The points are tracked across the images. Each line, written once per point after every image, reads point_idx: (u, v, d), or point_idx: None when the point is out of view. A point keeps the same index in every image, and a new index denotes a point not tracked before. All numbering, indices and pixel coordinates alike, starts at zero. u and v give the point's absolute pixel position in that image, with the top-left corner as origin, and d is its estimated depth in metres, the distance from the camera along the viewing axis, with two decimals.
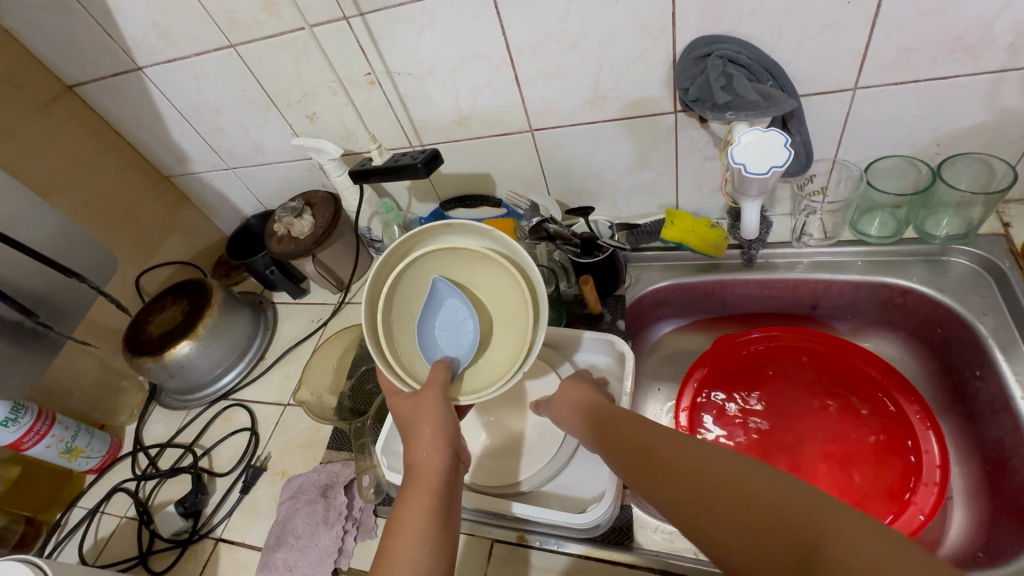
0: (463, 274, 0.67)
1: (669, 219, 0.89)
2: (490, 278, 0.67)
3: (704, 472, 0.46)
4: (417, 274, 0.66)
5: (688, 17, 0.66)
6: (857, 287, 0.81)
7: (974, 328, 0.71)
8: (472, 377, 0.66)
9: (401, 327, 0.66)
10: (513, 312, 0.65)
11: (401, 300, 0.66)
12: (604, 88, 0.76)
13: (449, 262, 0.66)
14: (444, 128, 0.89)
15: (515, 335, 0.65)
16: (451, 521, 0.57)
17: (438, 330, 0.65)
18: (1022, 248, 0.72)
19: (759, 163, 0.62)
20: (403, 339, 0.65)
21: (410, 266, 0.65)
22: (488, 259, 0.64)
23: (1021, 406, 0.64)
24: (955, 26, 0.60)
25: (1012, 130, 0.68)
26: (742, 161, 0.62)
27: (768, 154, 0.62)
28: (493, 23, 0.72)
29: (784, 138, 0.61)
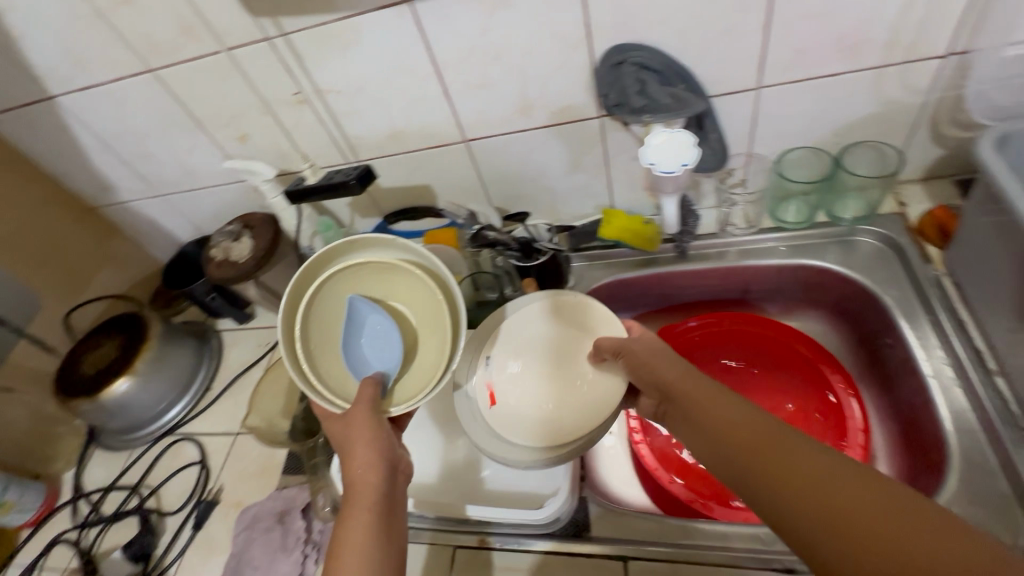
0: (381, 289, 0.68)
1: (606, 218, 0.94)
2: (406, 288, 0.69)
3: (814, 463, 0.41)
4: (331, 295, 0.67)
5: (601, 27, 0.69)
6: (782, 270, 0.87)
7: (881, 299, 0.78)
8: (403, 388, 0.65)
9: (324, 348, 0.65)
10: (434, 318, 0.67)
11: (321, 322, 0.66)
12: (531, 97, 0.79)
13: (364, 279, 0.67)
14: (380, 143, 0.89)
15: (438, 341, 0.66)
16: (394, 520, 0.57)
17: (362, 346, 0.66)
18: (917, 226, 0.80)
19: (669, 163, 0.70)
20: (327, 360, 0.65)
21: (325, 287, 0.66)
22: (403, 270, 0.67)
23: (926, 367, 0.70)
24: (837, 28, 0.66)
25: (898, 119, 0.75)
26: (653, 161, 0.71)
27: (677, 153, 0.70)
28: (418, 39, 0.73)
29: (690, 139, 0.70)
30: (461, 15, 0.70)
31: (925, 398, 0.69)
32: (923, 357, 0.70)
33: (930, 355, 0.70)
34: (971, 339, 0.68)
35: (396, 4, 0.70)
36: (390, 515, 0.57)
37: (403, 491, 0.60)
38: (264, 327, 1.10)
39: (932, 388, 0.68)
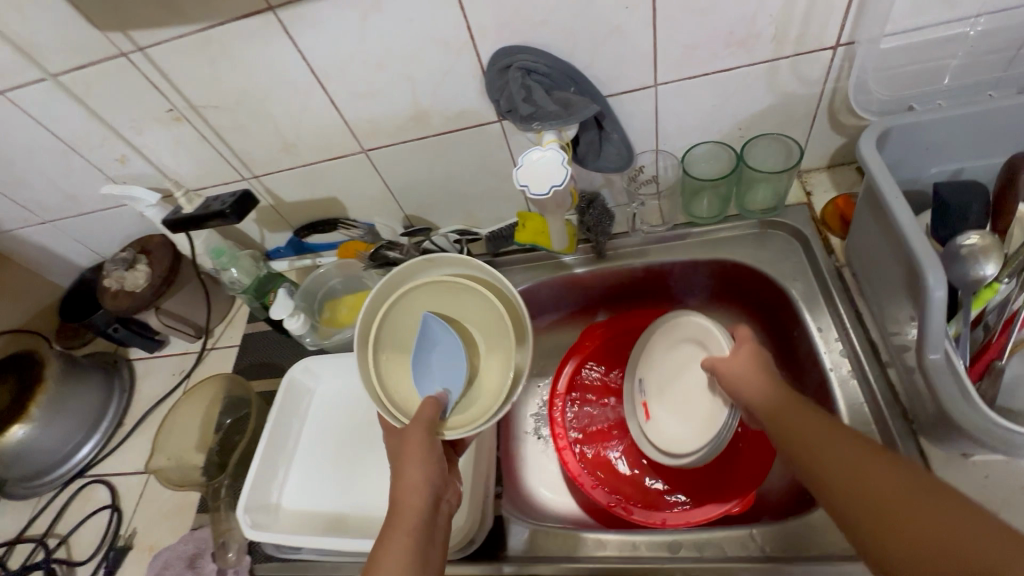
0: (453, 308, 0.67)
1: (521, 220, 0.88)
2: (475, 309, 0.67)
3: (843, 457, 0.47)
4: (406, 308, 0.67)
5: (484, 29, 0.65)
6: (697, 267, 0.87)
7: (786, 292, 0.78)
8: (462, 412, 0.63)
9: (393, 364, 0.65)
10: (496, 340, 0.64)
11: (392, 337, 0.66)
12: (424, 104, 0.75)
13: (441, 296, 0.67)
14: (273, 157, 0.84)
15: (498, 365, 0.63)
16: (431, 553, 0.55)
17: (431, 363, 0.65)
18: (822, 215, 0.79)
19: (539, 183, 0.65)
20: (395, 376, 0.65)
21: (400, 302, 0.66)
22: (474, 290, 0.65)
23: (825, 361, 0.71)
24: (725, 23, 0.64)
25: (796, 110, 0.75)
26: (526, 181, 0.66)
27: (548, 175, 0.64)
28: (290, 48, 0.68)
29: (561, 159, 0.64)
30: (332, 23, 0.65)
31: (825, 390, 0.70)
32: (824, 350, 0.72)
33: (830, 348, 0.72)
34: (865, 330, 0.69)
35: (258, 12, 0.64)
36: (429, 545, 0.56)
37: (445, 526, 0.58)
38: (178, 353, 1.04)
39: (831, 381, 0.69)
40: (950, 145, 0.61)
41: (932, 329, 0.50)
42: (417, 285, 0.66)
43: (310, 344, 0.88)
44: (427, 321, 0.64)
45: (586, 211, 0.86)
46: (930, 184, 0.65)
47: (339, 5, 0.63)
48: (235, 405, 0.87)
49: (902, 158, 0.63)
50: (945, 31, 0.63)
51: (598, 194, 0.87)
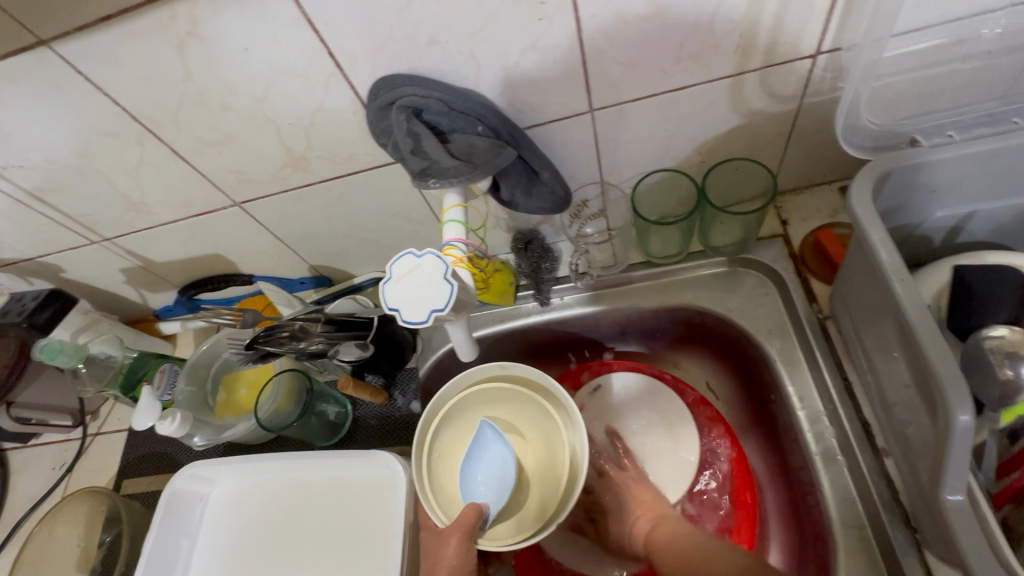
0: (512, 415, 0.62)
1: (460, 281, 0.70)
2: (535, 420, 0.61)
3: None
4: (469, 407, 0.62)
5: (353, 56, 0.48)
6: (657, 313, 0.73)
7: (762, 349, 0.66)
8: (503, 525, 0.57)
9: (446, 463, 0.60)
10: (553, 463, 0.58)
11: (448, 436, 0.61)
12: (297, 148, 0.58)
13: (503, 401, 0.62)
14: (121, 218, 0.66)
15: (549, 490, 0.57)
16: None
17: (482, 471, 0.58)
18: (800, 252, 0.66)
19: (417, 310, 0.45)
20: (442, 473, 0.59)
21: (464, 398, 0.61)
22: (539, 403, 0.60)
23: (809, 439, 0.59)
24: (672, 32, 0.48)
25: (767, 131, 0.60)
26: (396, 307, 0.45)
27: (424, 294, 0.45)
28: (92, 90, 0.50)
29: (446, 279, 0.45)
30: (141, 59, 0.47)
31: (810, 475, 0.59)
32: (808, 429, 0.60)
33: (814, 425, 0.60)
34: (856, 411, 0.57)
35: (27, 49, 0.46)
36: None
37: None
38: (59, 441, 0.86)
39: (817, 469, 0.58)
40: (960, 185, 0.48)
41: (952, 466, 0.38)
42: (481, 385, 0.62)
43: (201, 444, 0.71)
44: (486, 426, 0.59)
45: (525, 252, 0.72)
46: (932, 229, 0.52)
47: (140, 35, 0.45)
48: (119, 514, 0.71)
49: (901, 204, 0.49)
50: (955, 32, 0.48)
51: (538, 232, 0.72)
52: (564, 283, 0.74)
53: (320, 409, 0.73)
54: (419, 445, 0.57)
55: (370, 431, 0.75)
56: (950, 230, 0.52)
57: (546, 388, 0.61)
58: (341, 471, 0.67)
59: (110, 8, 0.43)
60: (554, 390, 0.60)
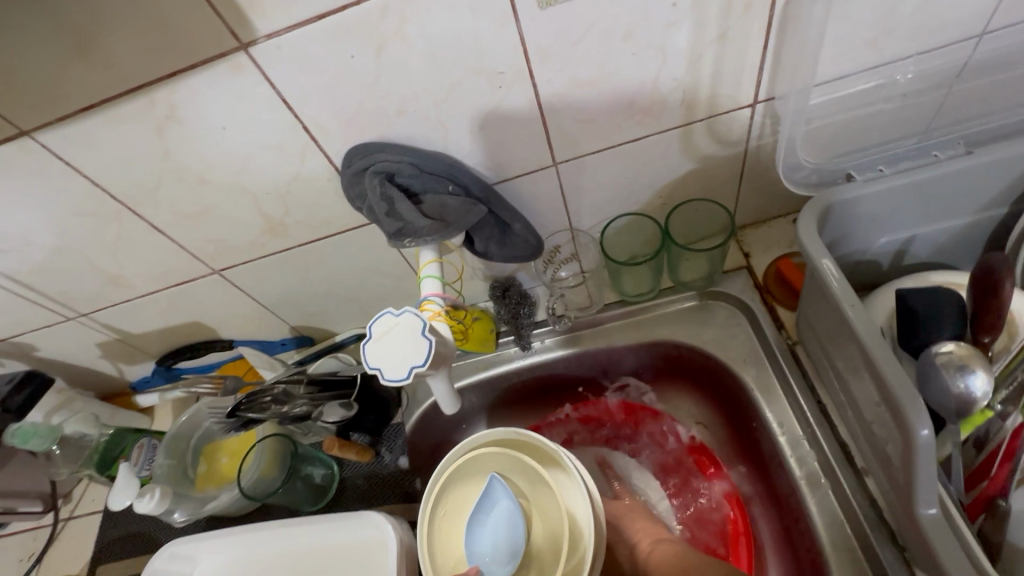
0: (531, 488, 0.57)
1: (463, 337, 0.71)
2: (548, 499, 0.56)
3: None
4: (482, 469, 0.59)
5: (327, 128, 0.51)
6: (637, 350, 0.75)
7: (739, 377, 0.68)
8: None
9: (448, 516, 0.58)
10: (555, 538, 0.55)
11: (460, 491, 0.59)
12: (275, 215, 0.60)
13: (515, 466, 0.58)
14: (99, 293, 0.66)
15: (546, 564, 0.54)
16: None
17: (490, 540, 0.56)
18: (765, 281, 0.69)
19: (397, 367, 0.46)
20: (449, 526, 0.57)
21: (477, 458, 0.58)
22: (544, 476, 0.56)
23: (793, 465, 0.61)
24: (622, 91, 0.53)
25: (720, 173, 0.64)
26: (375, 367, 0.46)
27: (404, 353, 0.46)
28: (70, 173, 0.51)
29: (423, 322, 0.47)
30: (119, 141, 0.49)
31: (798, 501, 0.60)
32: (790, 453, 0.61)
33: (796, 449, 0.61)
34: (833, 432, 0.59)
35: (8, 139, 0.48)
36: None
37: None
38: (27, 530, 0.81)
39: (803, 493, 0.59)
40: (898, 213, 0.52)
41: (923, 481, 0.39)
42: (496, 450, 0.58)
43: (181, 519, 0.69)
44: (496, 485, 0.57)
45: (503, 300, 0.74)
46: (879, 254, 0.56)
47: (121, 120, 0.47)
48: None
49: (845, 235, 0.53)
50: (874, 78, 0.54)
51: (514, 280, 0.75)
52: (542, 326, 0.75)
53: (307, 472, 0.72)
54: (423, 509, 0.55)
55: (359, 491, 0.73)
56: (896, 254, 0.56)
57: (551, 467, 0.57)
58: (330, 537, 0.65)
59: (92, 98, 0.45)
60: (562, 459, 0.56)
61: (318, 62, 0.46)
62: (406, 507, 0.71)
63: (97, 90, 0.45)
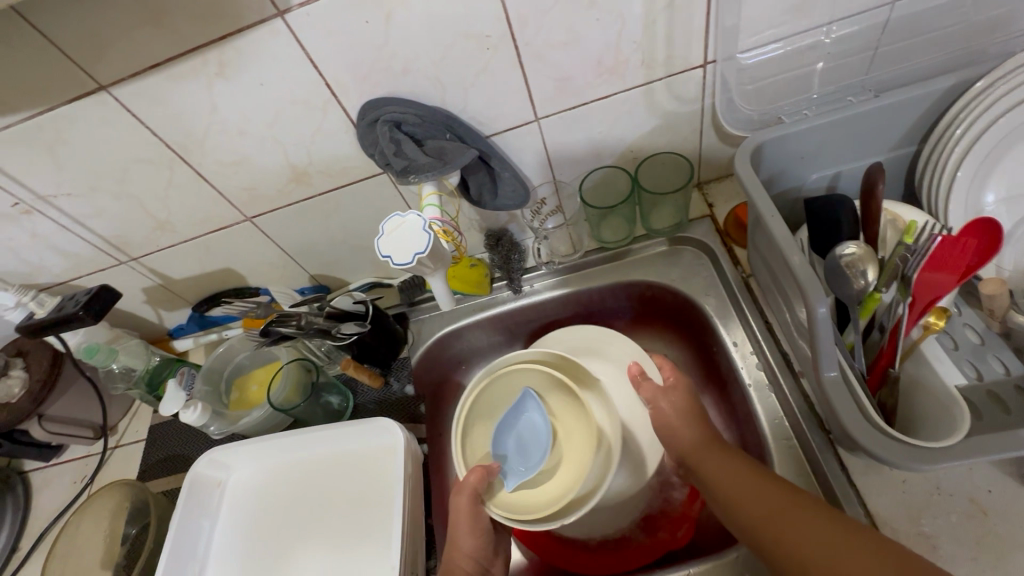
0: (562, 406, 0.61)
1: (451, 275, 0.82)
2: (574, 416, 0.60)
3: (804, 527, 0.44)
4: (516, 386, 0.63)
5: (345, 85, 0.62)
6: (615, 291, 0.85)
7: (701, 307, 0.78)
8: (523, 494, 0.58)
9: (480, 425, 0.62)
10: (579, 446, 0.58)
11: (494, 403, 0.63)
12: (300, 165, 0.71)
13: (551, 385, 0.62)
14: (149, 238, 0.78)
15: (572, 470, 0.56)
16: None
17: (518, 447, 0.60)
18: (724, 225, 0.79)
19: (404, 253, 0.58)
20: (480, 435, 0.62)
21: (516, 377, 0.63)
22: (579, 395, 0.60)
23: (744, 376, 0.70)
24: (591, 53, 0.63)
25: (681, 129, 0.74)
26: (387, 253, 0.58)
27: (410, 241, 0.58)
28: (135, 124, 0.63)
29: (424, 221, 0.59)
30: (175, 96, 0.60)
31: (747, 406, 0.70)
32: (741, 366, 0.71)
33: (747, 363, 0.71)
34: (777, 344, 0.68)
35: (89, 93, 0.59)
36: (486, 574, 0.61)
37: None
38: (80, 457, 0.92)
39: (751, 398, 0.68)
40: (822, 152, 0.62)
41: (822, 349, 0.49)
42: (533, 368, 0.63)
43: (216, 433, 0.80)
44: (532, 400, 0.61)
45: (496, 248, 0.84)
46: (812, 190, 0.66)
47: (179, 77, 0.58)
48: (144, 508, 0.77)
49: (780, 171, 0.63)
50: (804, 40, 0.64)
51: (505, 231, 0.85)
52: (532, 271, 0.86)
53: (325, 399, 0.81)
54: (459, 408, 0.60)
55: (370, 412, 0.83)
56: (826, 190, 0.66)
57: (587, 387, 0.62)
58: (348, 443, 0.75)
59: (158, 58, 0.56)
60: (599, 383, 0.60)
61: (339, 28, 0.56)
62: (412, 425, 0.81)
63: (163, 51, 0.56)
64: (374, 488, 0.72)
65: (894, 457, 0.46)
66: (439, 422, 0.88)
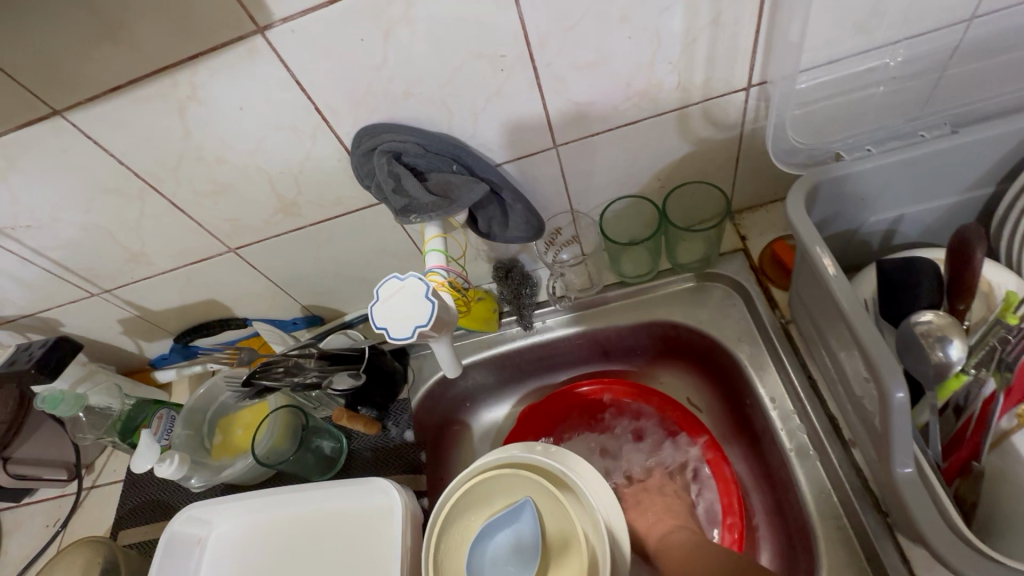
0: (548, 506, 0.52)
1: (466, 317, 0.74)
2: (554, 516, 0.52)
3: None
4: (489, 487, 0.54)
5: (338, 109, 0.54)
6: (635, 329, 0.78)
7: (733, 355, 0.70)
8: None
9: (453, 531, 0.53)
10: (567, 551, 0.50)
11: (467, 506, 0.53)
12: (288, 195, 0.63)
13: (526, 483, 0.53)
14: (122, 269, 0.70)
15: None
16: None
17: (497, 556, 0.51)
18: (760, 263, 0.71)
19: (401, 327, 0.50)
20: (453, 540, 0.52)
21: (498, 478, 0.53)
22: (558, 498, 0.51)
23: (783, 438, 0.63)
24: (620, 74, 0.55)
25: (716, 156, 0.66)
26: (381, 326, 0.51)
27: (408, 314, 0.51)
28: (97, 151, 0.55)
29: (427, 286, 0.51)
30: (142, 121, 0.53)
31: (787, 472, 0.62)
32: (781, 427, 0.63)
33: (786, 423, 0.63)
34: (823, 406, 0.60)
35: (42, 118, 0.51)
36: None
37: None
38: (54, 498, 0.86)
39: (792, 465, 0.61)
40: (885, 192, 0.54)
41: (897, 440, 0.41)
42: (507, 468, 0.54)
43: (198, 485, 0.72)
44: (522, 507, 0.52)
45: (505, 281, 0.76)
46: (869, 233, 0.58)
47: (145, 100, 0.51)
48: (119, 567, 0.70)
49: (835, 213, 0.55)
50: (865, 61, 0.55)
51: (516, 262, 0.77)
52: (545, 307, 0.78)
53: (317, 444, 0.74)
54: (432, 518, 0.51)
55: (367, 462, 0.76)
56: (885, 233, 0.58)
57: (559, 478, 0.54)
58: (339, 502, 0.68)
59: (119, 79, 0.49)
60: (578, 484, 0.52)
61: (330, 46, 0.48)
62: (412, 477, 0.73)
63: (125, 73, 0.48)
64: (367, 557, 0.65)
65: (961, 563, 0.40)
66: (440, 468, 0.80)
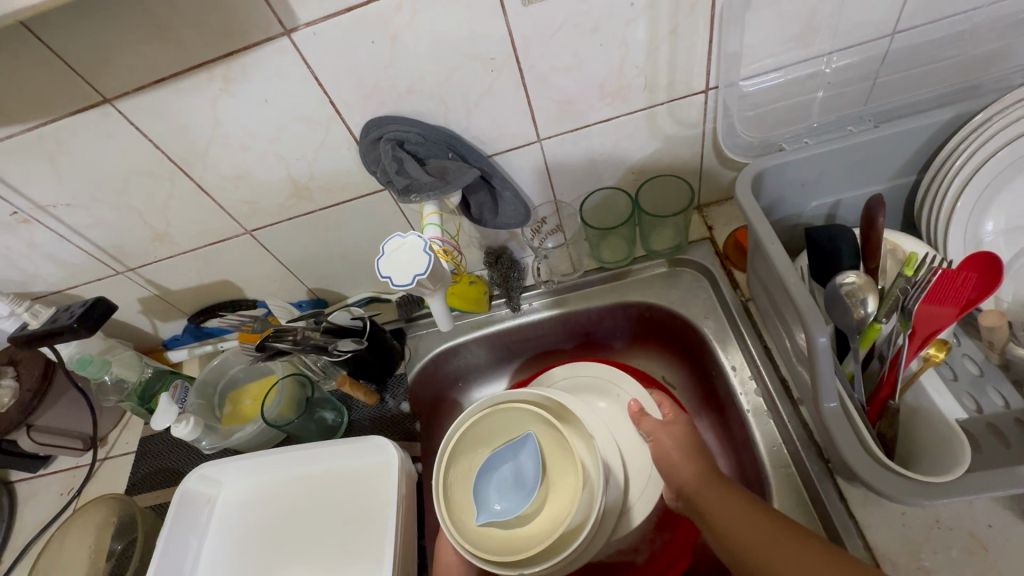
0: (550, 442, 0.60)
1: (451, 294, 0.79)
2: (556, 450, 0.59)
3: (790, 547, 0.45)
4: (496, 423, 0.62)
5: (349, 102, 0.62)
6: (613, 311, 0.85)
7: (700, 330, 0.78)
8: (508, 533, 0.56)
9: (461, 464, 0.60)
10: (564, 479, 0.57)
11: (475, 441, 0.61)
12: (301, 180, 0.71)
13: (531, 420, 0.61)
14: (147, 248, 0.77)
15: (563, 503, 0.56)
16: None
17: (499, 483, 0.58)
18: (724, 249, 0.79)
19: (404, 275, 0.58)
20: (459, 471, 0.60)
21: (504, 416, 0.62)
22: (563, 433, 0.59)
23: (743, 402, 0.70)
24: (595, 75, 0.63)
25: (682, 152, 0.75)
26: (386, 274, 0.58)
27: (411, 262, 0.58)
28: (137, 136, 0.63)
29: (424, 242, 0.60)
30: (179, 111, 0.60)
31: (746, 433, 0.69)
32: (740, 391, 0.71)
33: (746, 388, 0.70)
34: (776, 370, 0.68)
35: (92, 106, 0.59)
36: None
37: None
38: (68, 468, 0.91)
39: (750, 424, 0.68)
40: (822, 179, 0.62)
41: (823, 380, 0.48)
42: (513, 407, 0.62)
43: (208, 448, 0.79)
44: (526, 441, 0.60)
45: (495, 266, 0.84)
46: (812, 217, 0.66)
47: (184, 91, 0.59)
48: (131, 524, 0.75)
49: (781, 198, 0.63)
50: (805, 69, 0.64)
51: (506, 248, 0.85)
52: (531, 290, 0.85)
53: (319, 415, 0.80)
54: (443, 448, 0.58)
55: (364, 430, 0.82)
56: (826, 217, 0.66)
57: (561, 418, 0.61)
58: (341, 461, 0.74)
59: (163, 73, 0.57)
60: (584, 425, 0.59)
61: (345, 46, 0.57)
62: (407, 443, 0.80)
63: (168, 66, 0.56)
64: (366, 510, 0.71)
65: (882, 483, 0.46)
66: (433, 440, 0.87)
